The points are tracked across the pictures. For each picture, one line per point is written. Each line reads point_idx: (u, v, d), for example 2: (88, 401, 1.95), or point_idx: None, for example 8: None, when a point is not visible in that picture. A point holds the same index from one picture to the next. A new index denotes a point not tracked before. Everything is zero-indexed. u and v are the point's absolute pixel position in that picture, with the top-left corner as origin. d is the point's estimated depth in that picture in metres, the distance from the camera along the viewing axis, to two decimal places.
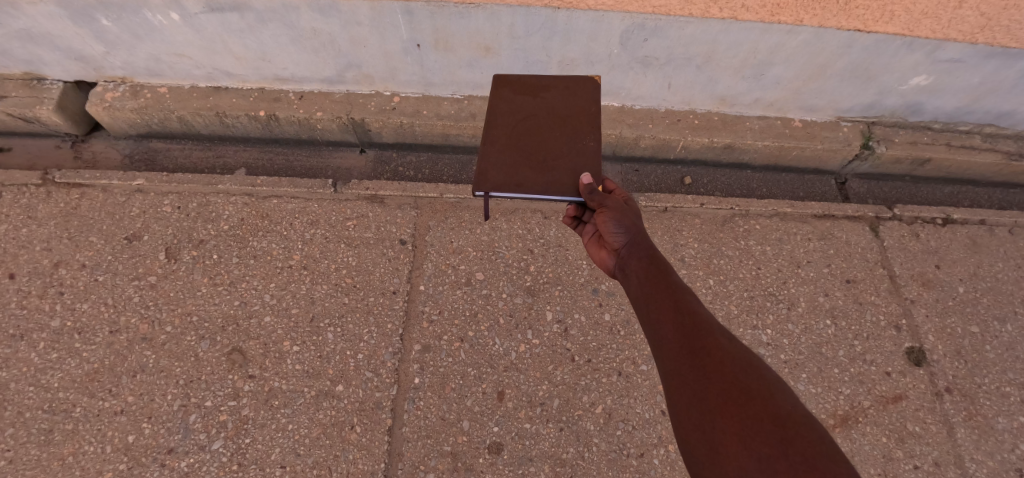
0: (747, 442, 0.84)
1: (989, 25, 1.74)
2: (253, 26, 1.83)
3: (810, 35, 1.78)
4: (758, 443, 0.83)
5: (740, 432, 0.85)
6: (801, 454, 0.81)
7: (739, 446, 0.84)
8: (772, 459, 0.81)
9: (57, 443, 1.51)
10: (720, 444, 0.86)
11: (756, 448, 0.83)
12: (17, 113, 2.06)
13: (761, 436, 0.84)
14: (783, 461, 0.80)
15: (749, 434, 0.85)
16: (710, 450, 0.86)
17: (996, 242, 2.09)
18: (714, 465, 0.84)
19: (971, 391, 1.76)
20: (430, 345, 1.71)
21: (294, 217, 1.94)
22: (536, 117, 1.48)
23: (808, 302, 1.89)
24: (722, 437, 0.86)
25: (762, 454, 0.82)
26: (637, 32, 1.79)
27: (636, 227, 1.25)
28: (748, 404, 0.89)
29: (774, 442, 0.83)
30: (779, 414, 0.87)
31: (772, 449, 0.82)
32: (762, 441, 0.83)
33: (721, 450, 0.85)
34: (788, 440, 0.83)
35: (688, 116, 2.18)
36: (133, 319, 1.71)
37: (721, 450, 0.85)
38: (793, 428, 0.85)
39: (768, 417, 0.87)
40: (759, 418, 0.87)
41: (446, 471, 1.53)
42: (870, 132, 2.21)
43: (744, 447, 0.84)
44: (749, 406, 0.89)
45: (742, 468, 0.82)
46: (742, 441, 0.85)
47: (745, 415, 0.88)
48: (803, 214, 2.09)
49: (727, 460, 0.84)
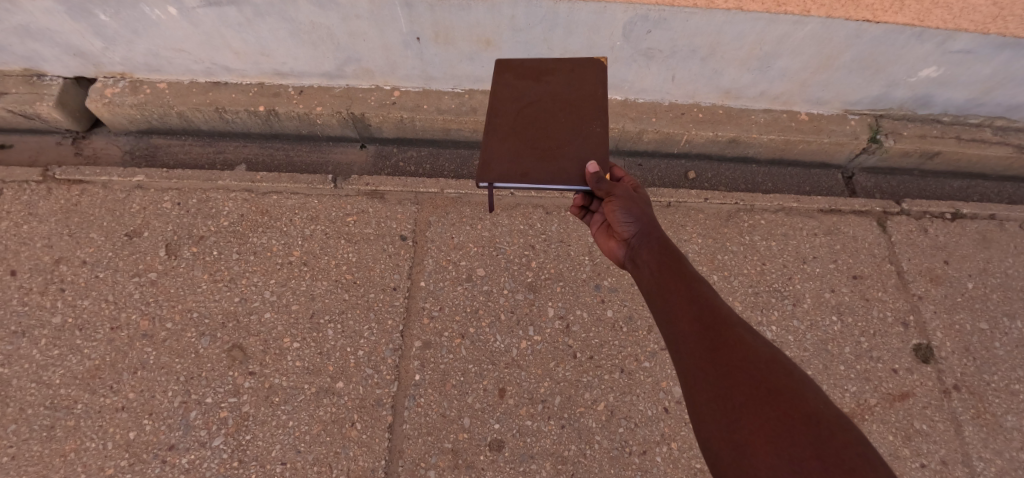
0: (776, 442, 0.82)
1: (1001, 15, 1.69)
2: (251, 20, 1.81)
3: (817, 26, 1.74)
4: (787, 444, 0.81)
5: (767, 432, 0.83)
6: (835, 455, 0.79)
7: (768, 446, 0.82)
8: (804, 460, 0.78)
9: (58, 439, 1.52)
10: (746, 444, 0.84)
11: (786, 448, 0.81)
12: (18, 110, 2.06)
13: (790, 437, 0.82)
14: (816, 462, 0.78)
15: (778, 434, 0.82)
16: (735, 449, 0.84)
17: (1007, 237, 2.05)
18: (741, 464, 0.82)
19: (979, 389, 1.73)
20: (431, 342, 1.70)
21: (294, 213, 1.93)
22: (540, 104, 1.46)
23: (813, 299, 1.86)
24: (748, 437, 0.84)
25: (793, 455, 0.80)
26: (640, 24, 1.76)
27: (645, 216, 1.23)
28: (776, 404, 0.86)
29: (805, 443, 0.81)
30: (809, 414, 0.85)
31: (804, 451, 0.80)
32: (791, 441, 0.81)
33: (747, 450, 0.83)
34: (819, 440, 0.81)
35: (692, 109, 2.15)
36: (134, 315, 1.71)
37: (747, 449, 0.83)
38: (825, 429, 0.83)
39: (796, 417, 0.84)
40: (787, 416, 0.85)
41: (446, 468, 1.52)
42: (878, 124, 2.17)
43: (773, 447, 0.81)
44: (777, 405, 0.86)
45: (770, 469, 0.79)
46: (772, 441, 0.82)
47: (773, 415, 0.85)
48: (809, 208, 2.06)
49: (754, 460, 0.81)
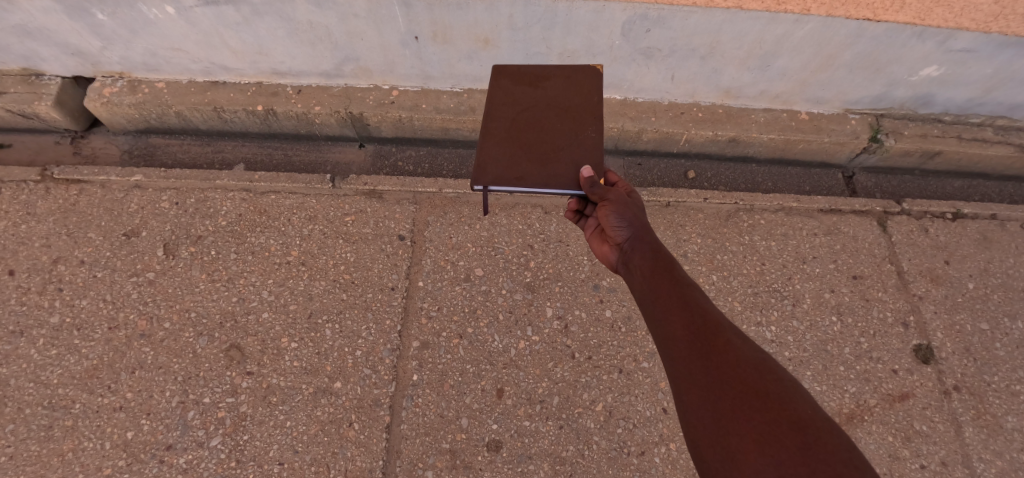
0: (765, 447, 0.81)
1: (1002, 14, 1.68)
2: (250, 19, 1.81)
3: (817, 25, 1.74)
4: (776, 449, 0.81)
5: (757, 437, 0.83)
6: (823, 459, 0.78)
7: (756, 452, 0.81)
8: (792, 465, 0.78)
9: (57, 439, 1.52)
10: (735, 449, 0.83)
11: (775, 453, 0.80)
12: (17, 110, 2.06)
13: (779, 442, 0.81)
14: (805, 467, 0.77)
15: (766, 439, 0.82)
16: (724, 455, 0.84)
17: (1008, 237, 2.04)
18: (730, 469, 0.81)
19: (980, 389, 1.73)
20: (429, 342, 1.69)
21: (292, 212, 1.93)
22: (536, 108, 1.46)
23: (814, 299, 1.85)
24: (737, 442, 0.83)
25: (781, 459, 0.79)
26: (640, 23, 1.75)
27: (638, 221, 1.22)
28: (765, 409, 0.86)
29: (794, 448, 0.80)
30: (798, 419, 0.84)
31: (793, 456, 0.79)
32: (780, 446, 0.81)
33: (736, 455, 0.82)
34: (807, 445, 0.80)
35: (692, 109, 2.14)
36: (132, 315, 1.71)
37: (736, 453, 0.83)
38: (814, 433, 0.82)
39: (786, 421, 0.84)
40: (777, 421, 0.84)
41: (444, 469, 1.52)
42: (878, 124, 2.16)
43: (762, 452, 0.81)
44: (767, 410, 0.86)
45: (758, 474, 0.79)
46: (760, 446, 0.82)
47: (762, 419, 0.85)
48: (809, 208, 2.05)
49: (743, 464, 0.81)
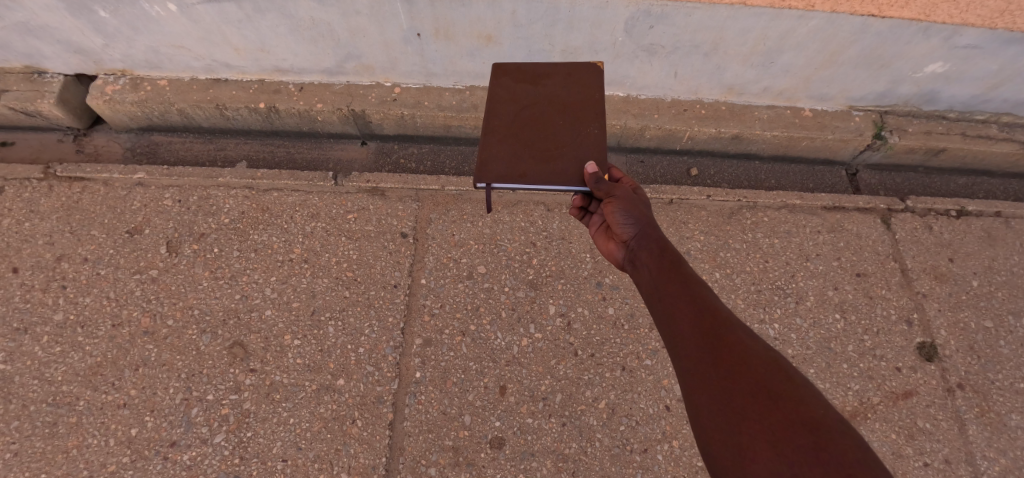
0: (777, 447, 0.81)
1: (1008, 10, 1.67)
2: (251, 16, 1.80)
3: (821, 21, 1.73)
4: (788, 447, 0.80)
5: (769, 436, 0.82)
6: (837, 458, 0.78)
7: (768, 450, 0.81)
8: (805, 466, 0.78)
9: (61, 436, 1.52)
10: (746, 448, 0.83)
11: (787, 452, 0.80)
12: (19, 107, 2.06)
13: (790, 440, 0.81)
14: (818, 467, 0.77)
15: (778, 438, 0.82)
16: (736, 453, 0.84)
17: (1012, 235, 2.03)
18: (742, 468, 0.81)
19: (983, 387, 1.72)
20: (432, 339, 1.70)
21: (294, 210, 1.93)
22: (537, 105, 1.45)
23: (817, 296, 1.85)
24: (748, 440, 0.83)
25: (793, 459, 0.79)
26: (643, 19, 1.74)
27: (644, 218, 1.22)
28: (776, 407, 0.86)
29: (807, 447, 0.80)
30: (810, 418, 0.84)
31: (805, 456, 0.79)
32: (791, 445, 0.80)
33: (748, 454, 0.82)
34: (821, 444, 0.80)
35: (695, 106, 2.13)
36: (135, 312, 1.71)
37: (747, 453, 0.82)
38: (826, 432, 0.81)
39: (798, 420, 0.83)
40: (788, 420, 0.84)
41: (447, 465, 1.52)
42: (882, 121, 2.15)
43: (774, 451, 0.81)
44: (778, 409, 0.86)
45: (770, 472, 0.79)
46: (772, 446, 0.81)
47: (773, 418, 0.84)
48: (813, 206, 2.04)
49: (754, 464, 0.81)
